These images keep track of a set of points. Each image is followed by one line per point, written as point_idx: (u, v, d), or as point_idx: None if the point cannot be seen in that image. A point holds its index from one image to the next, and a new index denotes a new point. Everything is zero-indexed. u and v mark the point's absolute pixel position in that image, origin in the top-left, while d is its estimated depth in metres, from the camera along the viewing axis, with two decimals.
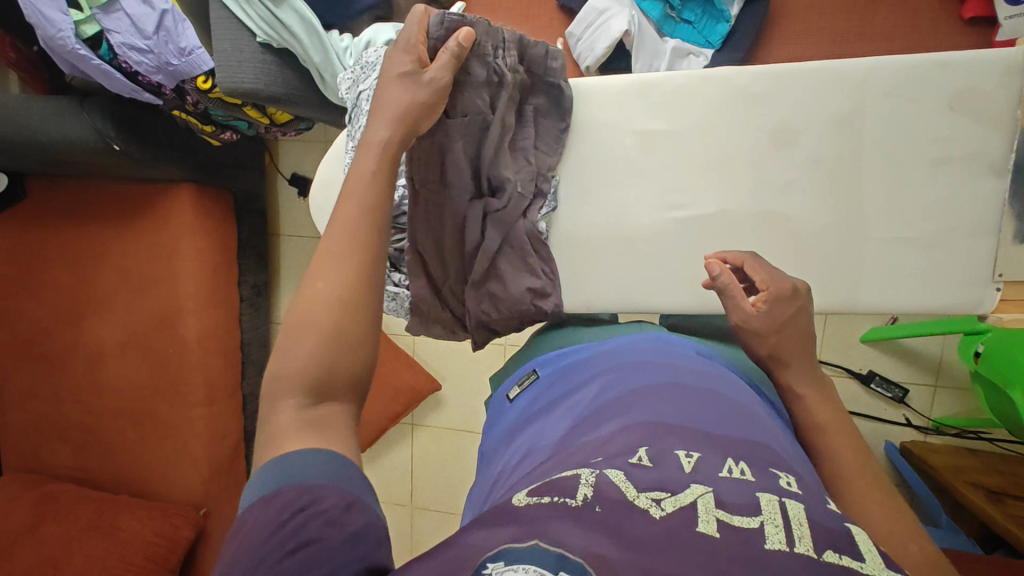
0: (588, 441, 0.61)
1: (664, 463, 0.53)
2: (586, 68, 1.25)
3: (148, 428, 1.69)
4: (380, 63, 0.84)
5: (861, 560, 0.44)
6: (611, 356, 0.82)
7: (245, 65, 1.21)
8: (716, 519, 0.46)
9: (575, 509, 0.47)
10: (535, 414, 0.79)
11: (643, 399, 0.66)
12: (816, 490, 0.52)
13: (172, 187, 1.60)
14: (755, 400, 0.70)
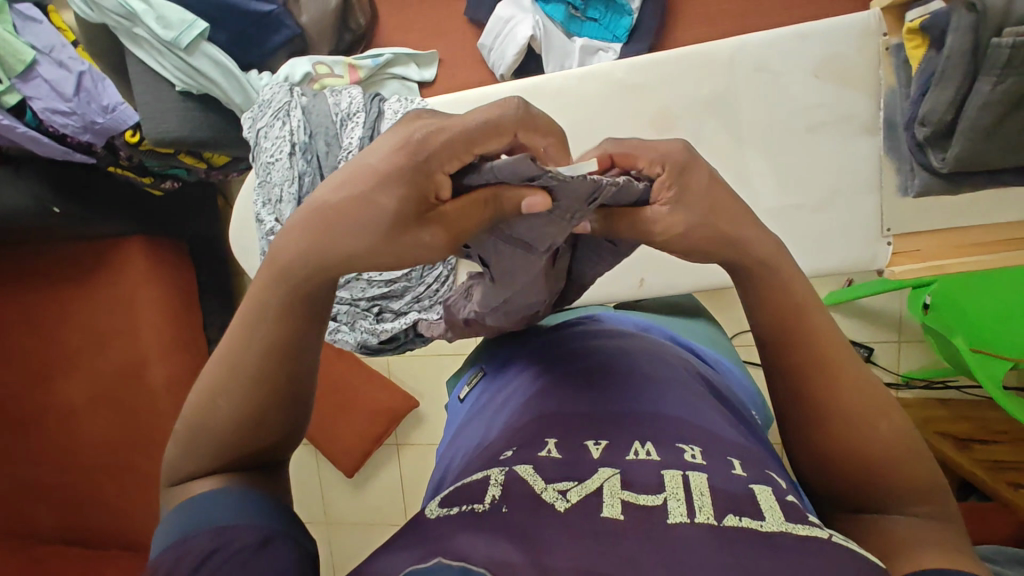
0: (504, 436, 0.58)
1: (573, 454, 0.51)
2: (501, 76, 1.28)
3: (128, 481, 1.70)
4: (277, 102, 0.88)
5: (762, 519, 0.42)
6: (551, 338, 0.77)
7: (168, 114, 1.24)
8: (621, 501, 0.44)
9: (479, 514, 0.45)
10: (473, 408, 0.74)
11: (564, 384, 0.63)
12: (727, 457, 0.49)
13: (121, 241, 1.63)
14: (686, 369, 0.68)
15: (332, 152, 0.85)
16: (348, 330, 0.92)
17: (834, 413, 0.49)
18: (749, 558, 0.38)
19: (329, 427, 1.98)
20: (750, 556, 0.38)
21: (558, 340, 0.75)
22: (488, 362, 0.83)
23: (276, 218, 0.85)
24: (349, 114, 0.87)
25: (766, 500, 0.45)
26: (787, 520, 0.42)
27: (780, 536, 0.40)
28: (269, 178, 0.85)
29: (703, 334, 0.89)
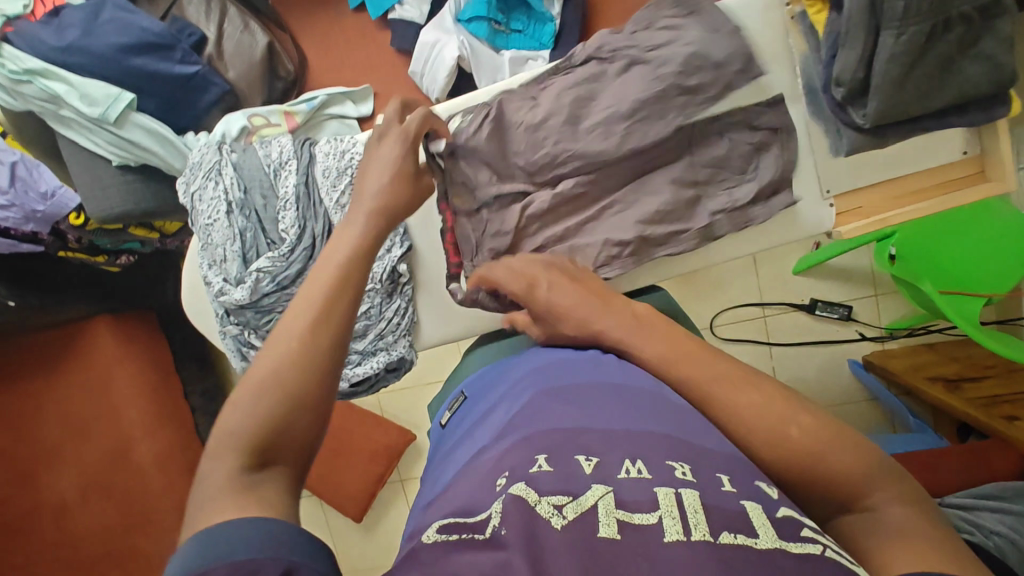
0: (492, 453, 0.55)
1: (565, 470, 0.49)
2: (437, 100, 1.29)
3: (132, 564, 1.69)
4: (211, 160, 0.86)
5: (756, 536, 0.42)
6: (524, 361, 0.77)
7: (110, 190, 1.22)
8: (617, 520, 0.43)
9: (483, 542, 0.42)
10: (459, 433, 0.71)
11: (553, 400, 0.60)
12: (710, 472, 0.49)
13: (88, 322, 1.60)
14: None
15: (270, 205, 0.85)
16: None
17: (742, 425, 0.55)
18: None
19: (331, 475, 1.94)
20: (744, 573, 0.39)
21: (541, 358, 0.72)
22: (474, 389, 0.80)
23: (224, 277, 0.85)
24: (280, 163, 0.86)
25: (756, 514, 0.45)
26: (779, 538, 0.42)
27: (775, 554, 0.40)
28: (211, 240, 0.85)
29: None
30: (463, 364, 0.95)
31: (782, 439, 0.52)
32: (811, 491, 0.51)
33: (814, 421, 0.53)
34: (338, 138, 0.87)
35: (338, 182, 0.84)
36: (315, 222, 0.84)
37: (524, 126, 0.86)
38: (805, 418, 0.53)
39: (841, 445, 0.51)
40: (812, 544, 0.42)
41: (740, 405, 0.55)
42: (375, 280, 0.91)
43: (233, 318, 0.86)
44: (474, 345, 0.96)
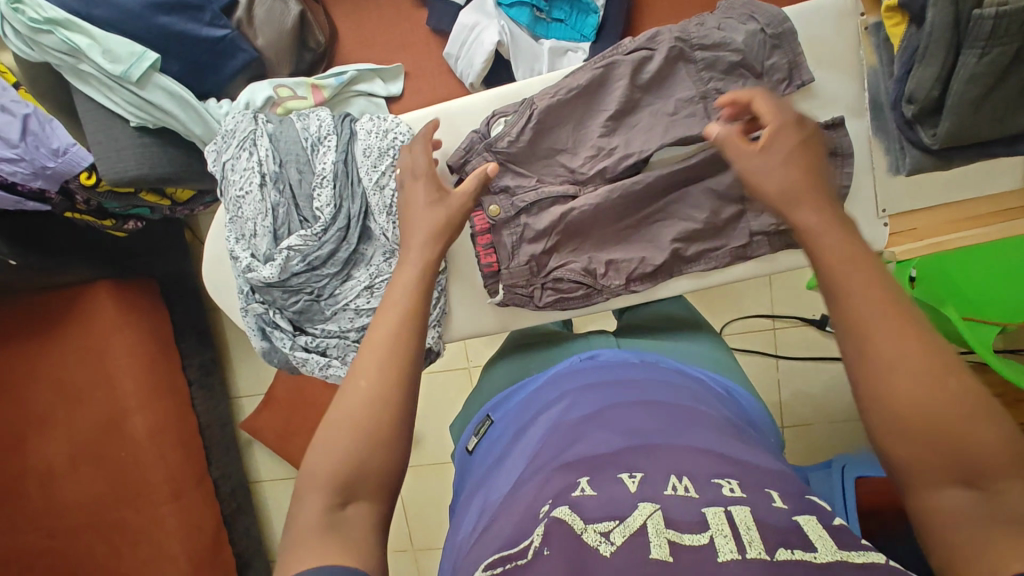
0: (535, 483, 0.55)
1: (608, 491, 0.49)
2: (471, 85, 1.25)
3: (118, 537, 1.65)
4: (245, 130, 0.82)
5: (813, 549, 0.41)
6: (556, 381, 0.77)
7: (124, 152, 1.17)
8: (667, 541, 0.42)
9: (524, 567, 0.43)
10: (494, 456, 0.71)
11: (588, 427, 0.61)
12: (759, 488, 0.48)
13: (88, 286, 1.55)
14: (713, 405, 0.67)
15: (305, 180, 0.81)
16: (340, 364, 0.83)
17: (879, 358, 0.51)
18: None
19: None
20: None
21: (570, 385, 0.73)
22: (501, 413, 0.80)
23: (252, 253, 0.80)
24: (318, 138, 0.82)
25: (812, 529, 0.44)
26: (838, 549, 0.41)
27: (835, 566, 0.39)
28: (241, 213, 0.81)
29: (706, 357, 0.88)
30: (485, 377, 0.95)
31: (922, 392, 0.49)
32: (925, 452, 0.49)
33: (962, 388, 0.49)
34: (380, 117, 0.83)
35: (379, 163, 0.80)
36: (351, 203, 0.81)
37: (574, 121, 0.81)
38: (955, 384, 0.49)
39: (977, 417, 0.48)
40: (873, 551, 0.42)
41: (894, 352, 0.51)
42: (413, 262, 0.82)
43: (258, 296, 0.83)
44: (499, 356, 0.95)
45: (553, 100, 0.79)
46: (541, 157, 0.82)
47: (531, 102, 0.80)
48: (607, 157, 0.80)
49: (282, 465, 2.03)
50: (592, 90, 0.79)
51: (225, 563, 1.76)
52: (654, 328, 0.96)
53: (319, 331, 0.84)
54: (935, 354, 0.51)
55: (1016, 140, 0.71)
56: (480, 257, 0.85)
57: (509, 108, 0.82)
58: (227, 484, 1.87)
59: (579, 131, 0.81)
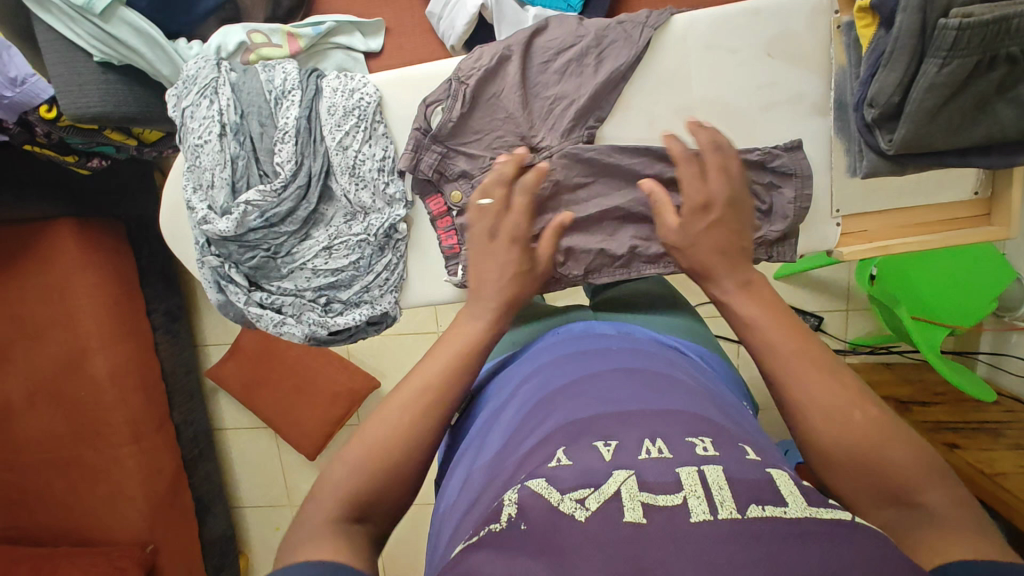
0: (511, 462, 0.57)
1: (583, 459, 0.51)
2: (451, 47, 1.22)
3: (77, 475, 1.66)
4: (208, 78, 0.80)
5: (785, 505, 0.44)
6: (525, 363, 0.76)
7: (87, 87, 1.13)
8: (641, 504, 0.46)
9: (499, 535, 0.45)
10: (471, 430, 0.73)
11: (558, 398, 0.63)
12: (730, 447, 0.52)
13: (49, 225, 1.51)
14: (682, 373, 0.70)
15: (267, 134, 0.80)
16: (295, 322, 0.84)
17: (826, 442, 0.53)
18: (778, 548, 0.40)
19: (289, 412, 1.88)
20: (774, 544, 0.41)
21: (548, 358, 0.74)
22: (483, 388, 0.80)
23: (209, 205, 0.79)
24: (283, 91, 0.80)
25: (784, 484, 0.47)
26: (809, 504, 0.45)
27: (804, 521, 0.42)
28: (198, 162, 0.79)
29: (683, 329, 0.90)
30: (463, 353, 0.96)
31: (841, 425, 0.53)
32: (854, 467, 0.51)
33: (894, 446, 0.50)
34: (347, 76, 0.81)
35: (343, 122, 0.79)
36: (313, 161, 0.80)
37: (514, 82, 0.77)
38: (889, 445, 0.50)
39: (898, 446, 0.51)
40: (841, 509, 0.45)
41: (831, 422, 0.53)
42: (369, 233, 0.82)
43: (214, 249, 0.82)
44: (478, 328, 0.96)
45: (481, 72, 0.77)
46: (482, 129, 0.79)
47: (460, 80, 0.77)
48: (546, 110, 0.78)
49: (247, 414, 2.05)
50: (504, 60, 0.77)
51: (185, 507, 1.81)
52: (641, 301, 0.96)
53: (275, 289, 0.84)
54: (863, 420, 0.52)
55: (968, 152, 0.73)
56: (440, 240, 0.84)
57: (442, 94, 0.78)
58: (189, 430, 1.89)
59: (509, 100, 0.77)
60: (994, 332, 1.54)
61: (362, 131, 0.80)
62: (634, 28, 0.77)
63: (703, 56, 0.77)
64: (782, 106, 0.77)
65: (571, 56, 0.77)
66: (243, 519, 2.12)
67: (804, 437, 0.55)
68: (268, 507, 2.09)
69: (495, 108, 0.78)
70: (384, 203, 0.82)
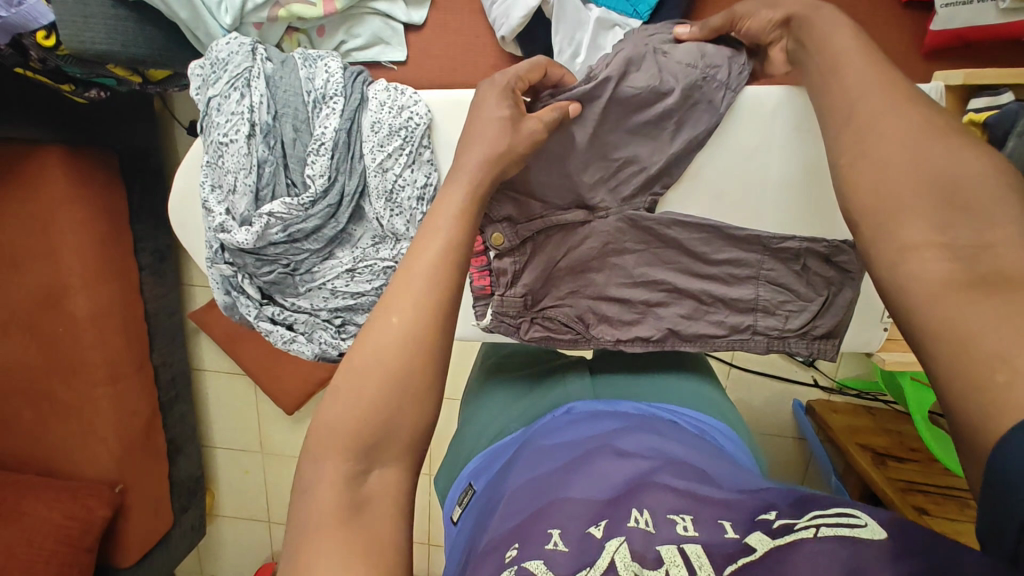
0: (502, 536, 0.54)
1: (579, 545, 0.49)
2: (502, 38, 1.10)
3: (47, 407, 1.62)
4: (241, 68, 0.71)
5: (752, 549, 0.44)
6: (541, 432, 0.73)
7: (93, 21, 1.01)
8: (634, 575, 0.44)
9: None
10: (470, 508, 0.69)
11: (564, 481, 0.60)
12: (705, 513, 0.50)
13: (38, 149, 1.41)
14: (692, 450, 0.67)
15: (300, 141, 0.72)
16: (305, 340, 0.78)
17: (879, 153, 0.48)
18: None
19: (272, 368, 1.84)
20: None
21: (560, 436, 0.71)
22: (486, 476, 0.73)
23: (228, 210, 0.72)
24: (324, 96, 0.73)
25: (755, 535, 0.46)
26: (774, 538, 0.44)
27: (771, 554, 0.43)
28: (220, 162, 0.71)
29: (696, 395, 0.86)
30: (466, 416, 0.90)
31: (909, 147, 0.47)
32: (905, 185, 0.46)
33: (984, 173, 0.43)
34: (398, 89, 0.73)
35: (387, 142, 0.72)
36: (348, 179, 0.74)
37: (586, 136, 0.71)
38: (975, 160, 0.44)
39: (987, 165, 0.44)
40: (800, 527, 0.44)
41: (897, 144, 0.47)
42: (397, 261, 0.76)
43: (226, 256, 0.75)
44: (490, 381, 0.92)
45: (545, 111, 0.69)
46: (541, 179, 0.73)
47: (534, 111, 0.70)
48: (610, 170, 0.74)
49: (228, 359, 1.99)
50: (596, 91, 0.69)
51: (157, 447, 1.80)
52: (647, 362, 0.93)
53: (288, 304, 0.78)
54: (950, 138, 0.46)
55: None
56: (472, 278, 0.79)
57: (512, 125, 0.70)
58: (168, 371, 1.85)
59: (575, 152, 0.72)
60: None
61: (406, 154, 0.72)
62: (712, 68, 0.69)
63: (787, 136, 0.71)
64: None
65: (653, 115, 0.71)
66: (214, 460, 2.12)
67: (845, 138, 0.51)
68: (241, 452, 2.08)
69: (565, 157, 0.71)
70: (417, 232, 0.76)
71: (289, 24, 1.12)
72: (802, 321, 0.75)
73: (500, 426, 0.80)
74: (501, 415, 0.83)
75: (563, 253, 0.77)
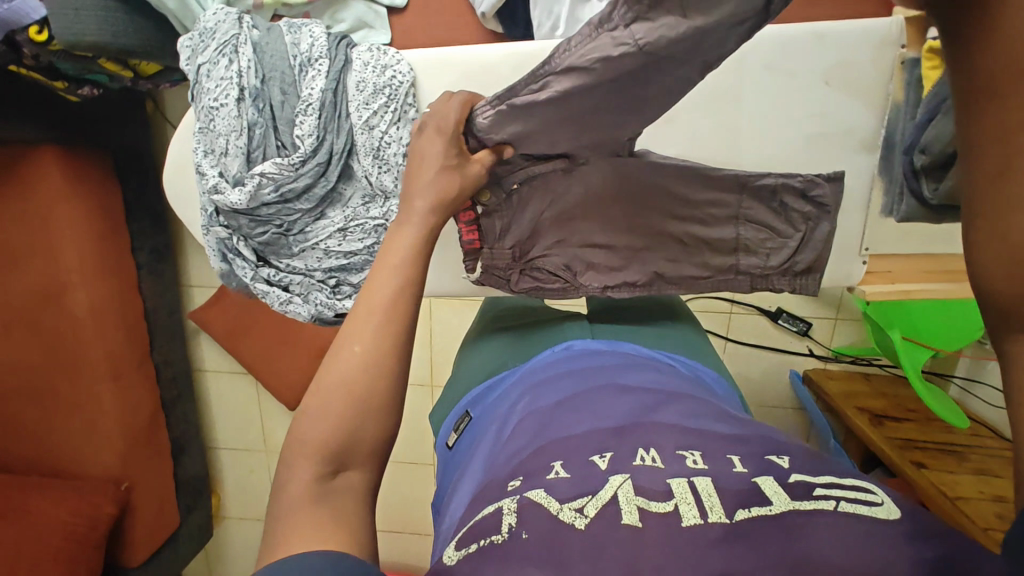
0: (507, 471, 0.57)
1: (582, 471, 0.51)
2: (481, 14, 1.13)
3: (51, 405, 1.64)
4: (228, 36, 0.74)
5: (768, 502, 0.43)
6: (534, 373, 0.75)
7: (83, 13, 1.04)
8: (637, 508, 0.45)
9: (501, 546, 0.45)
10: (468, 446, 0.72)
11: (559, 419, 0.62)
12: (717, 453, 0.51)
13: (34, 150, 1.43)
14: (681, 387, 0.69)
15: (288, 103, 0.75)
16: (301, 301, 0.80)
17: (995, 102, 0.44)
18: (763, 545, 0.40)
19: (271, 361, 1.86)
20: (760, 543, 0.40)
21: (552, 374, 0.73)
22: (480, 410, 0.77)
23: (221, 172, 0.74)
24: (309, 59, 0.75)
25: (770, 486, 0.45)
26: (794, 498, 0.43)
27: (787, 516, 0.42)
28: (212, 126, 0.74)
29: (681, 341, 0.90)
30: (462, 362, 0.94)
31: None
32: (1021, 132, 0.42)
33: None
34: (380, 49, 0.77)
35: (372, 100, 0.75)
36: (336, 137, 0.76)
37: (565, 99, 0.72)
38: None
39: None
40: (826, 500, 0.43)
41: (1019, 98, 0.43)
42: (388, 218, 0.79)
43: (222, 219, 0.78)
44: (486, 330, 0.94)
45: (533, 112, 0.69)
46: None
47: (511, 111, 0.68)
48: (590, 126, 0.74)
49: (228, 358, 2.00)
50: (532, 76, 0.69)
51: (161, 444, 1.81)
52: (636, 312, 0.95)
53: (284, 265, 0.81)
54: None
55: None
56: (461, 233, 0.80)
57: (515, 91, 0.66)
58: (169, 370, 1.86)
59: None
60: (974, 358, 1.58)
61: (391, 111, 0.76)
62: None
63: (756, 77, 0.74)
64: (831, 138, 0.75)
65: None
66: (219, 461, 2.12)
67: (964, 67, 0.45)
68: (245, 450, 2.09)
69: None
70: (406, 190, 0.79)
71: (274, 10, 1.14)
72: (783, 256, 0.78)
73: (495, 367, 0.84)
74: (494, 359, 0.86)
75: (548, 204, 0.79)
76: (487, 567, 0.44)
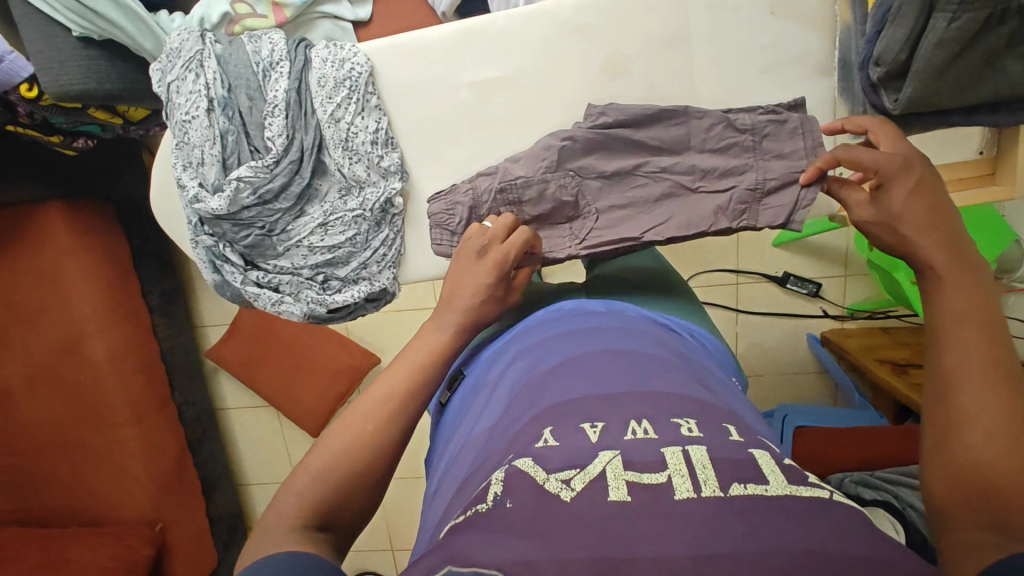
0: (501, 441, 0.57)
1: (570, 441, 0.50)
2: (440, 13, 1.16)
3: (79, 455, 1.67)
4: (195, 53, 0.77)
5: (766, 483, 0.43)
6: (524, 336, 0.76)
7: (67, 64, 1.10)
8: (625, 482, 0.44)
9: (484, 514, 0.44)
10: (463, 408, 0.73)
11: (547, 379, 0.62)
12: (715, 427, 0.50)
13: (39, 208, 1.50)
14: (669, 345, 0.69)
15: (256, 108, 0.78)
16: (293, 300, 0.83)
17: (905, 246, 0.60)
18: (759, 523, 0.39)
19: (287, 389, 1.87)
20: (756, 520, 0.40)
21: (542, 335, 0.73)
22: (473, 368, 0.79)
23: (201, 182, 0.77)
24: (271, 63, 0.78)
25: (766, 465, 0.46)
26: (790, 483, 0.44)
27: (784, 499, 0.42)
28: (187, 139, 0.77)
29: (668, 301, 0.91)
30: None
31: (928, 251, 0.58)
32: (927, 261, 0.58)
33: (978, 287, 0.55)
34: (337, 46, 0.80)
35: (335, 94, 0.78)
36: (305, 134, 0.79)
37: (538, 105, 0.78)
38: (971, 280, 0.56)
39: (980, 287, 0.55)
40: (820, 488, 0.44)
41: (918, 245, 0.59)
42: (364, 208, 0.81)
43: (207, 228, 0.81)
44: None
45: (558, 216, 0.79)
46: None
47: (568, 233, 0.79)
48: None
49: (247, 393, 2.03)
50: (545, 216, 0.80)
51: (191, 484, 1.84)
52: (632, 284, 0.94)
53: (272, 267, 0.83)
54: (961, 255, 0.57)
55: (973, 111, 0.72)
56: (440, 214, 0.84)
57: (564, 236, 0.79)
58: (191, 411, 1.90)
59: None
60: None
61: (354, 102, 0.79)
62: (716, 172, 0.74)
63: (701, 17, 0.76)
64: (785, 66, 0.76)
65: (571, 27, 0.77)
66: (250, 497, 2.14)
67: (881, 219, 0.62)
68: (274, 484, 2.10)
69: None
70: (379, 178, 0.81)
71: None
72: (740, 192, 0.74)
73: (486, 334, 0.86)
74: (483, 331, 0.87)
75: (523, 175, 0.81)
76: (475, 520, 0.43)
